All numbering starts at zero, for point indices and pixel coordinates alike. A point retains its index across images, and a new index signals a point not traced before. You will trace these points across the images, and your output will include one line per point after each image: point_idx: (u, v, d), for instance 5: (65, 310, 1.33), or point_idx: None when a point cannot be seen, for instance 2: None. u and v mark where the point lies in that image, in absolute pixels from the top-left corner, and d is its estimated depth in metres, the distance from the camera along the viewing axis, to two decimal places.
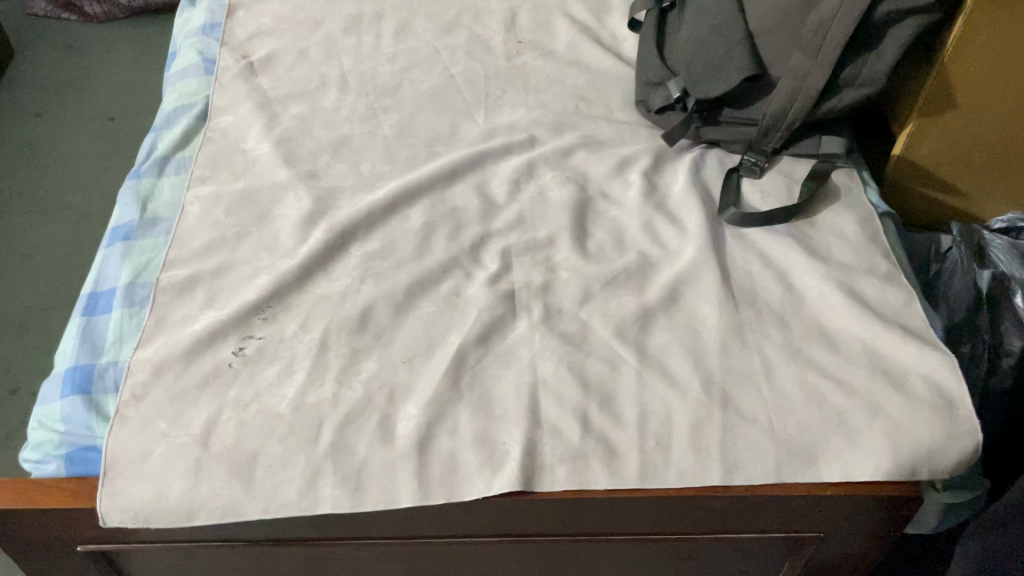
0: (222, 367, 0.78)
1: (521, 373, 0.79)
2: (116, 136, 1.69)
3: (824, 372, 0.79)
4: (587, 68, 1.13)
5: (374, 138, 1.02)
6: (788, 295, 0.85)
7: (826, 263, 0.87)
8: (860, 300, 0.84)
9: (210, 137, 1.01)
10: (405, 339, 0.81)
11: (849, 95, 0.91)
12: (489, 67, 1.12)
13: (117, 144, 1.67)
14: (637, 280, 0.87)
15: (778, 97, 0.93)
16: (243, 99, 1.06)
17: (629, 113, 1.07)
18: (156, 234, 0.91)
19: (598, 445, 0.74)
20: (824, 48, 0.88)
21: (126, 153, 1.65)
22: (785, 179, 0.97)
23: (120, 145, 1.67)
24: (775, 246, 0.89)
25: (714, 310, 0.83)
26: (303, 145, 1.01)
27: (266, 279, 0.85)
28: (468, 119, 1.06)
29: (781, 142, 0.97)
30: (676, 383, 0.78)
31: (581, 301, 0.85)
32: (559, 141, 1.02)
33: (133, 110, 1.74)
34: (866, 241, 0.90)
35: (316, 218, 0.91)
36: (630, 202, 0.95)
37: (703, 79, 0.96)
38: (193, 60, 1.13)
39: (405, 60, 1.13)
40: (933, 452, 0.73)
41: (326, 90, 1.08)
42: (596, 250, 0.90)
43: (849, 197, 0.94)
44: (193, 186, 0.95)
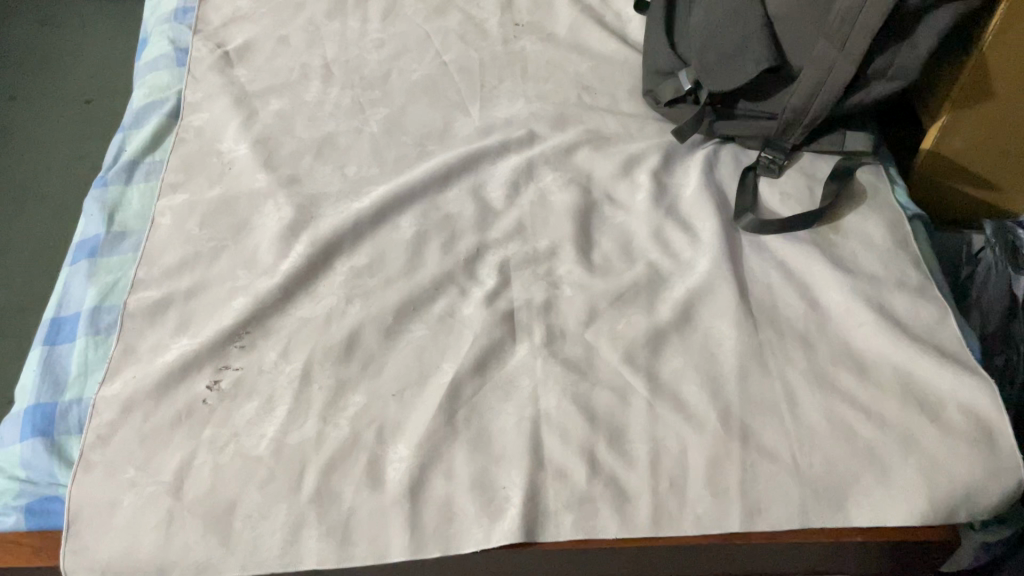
0: (196, 403, 0.72)
1: (521, 406, 0.72)
2: (93, 120, 1.60)
3: (852, 401, 0.72)
4: (591, 54, 1.04)
5: (360, 135, 0.95)
6: (811, 311, 0.78)
7: (853, 276, 0.80)
8: (890, 317, 0.77)
9: (183, 137, 0.93)
10: (395, 367, 0.75)
11: (877, 88, 0.83)
12: (485, 53, 1.04)
13: (94, 129, 1.58)
14: (646, 295, 0.80)
15: (800, 90, 0.85)
16: (219, 93, 0.98)
17: (635, 104, 0.99)
18: (124, 250, 0.84)
19: (607, 488, 0.68)
20: (851, 39, 0.80)
21: (105, 139, 1.57)
22: (806, 178, 0.89)
23: (98, 131, 1.58)
24: (796, 256, 0.82)
25: (732, 331, 0.76)
26: (283, 145, 0.93)
27: (243, 302, 0.78)
28: (462, 113, 0.98)
29: (802, 137, 0.89)
30: (691, 416, 0.71)
31: (586, 322, 0.78)
32: (560, 137, 0.94)
33: (112, 91, 1.65)
34: (896, 248, 0.82)
35: (298, 229, 0.84)
36: (638, 206, 0.87)
37: (717, 70, 0.88)
38: (164, 49, 1.04)
39: (394, 46, 1.05)
40: (973, 491, 0.67)
41: (308, 82, 1.00)
42: (602, 262, 0.83)
43: (876, 198, 0.87)
44: (164, 195, 0.88)
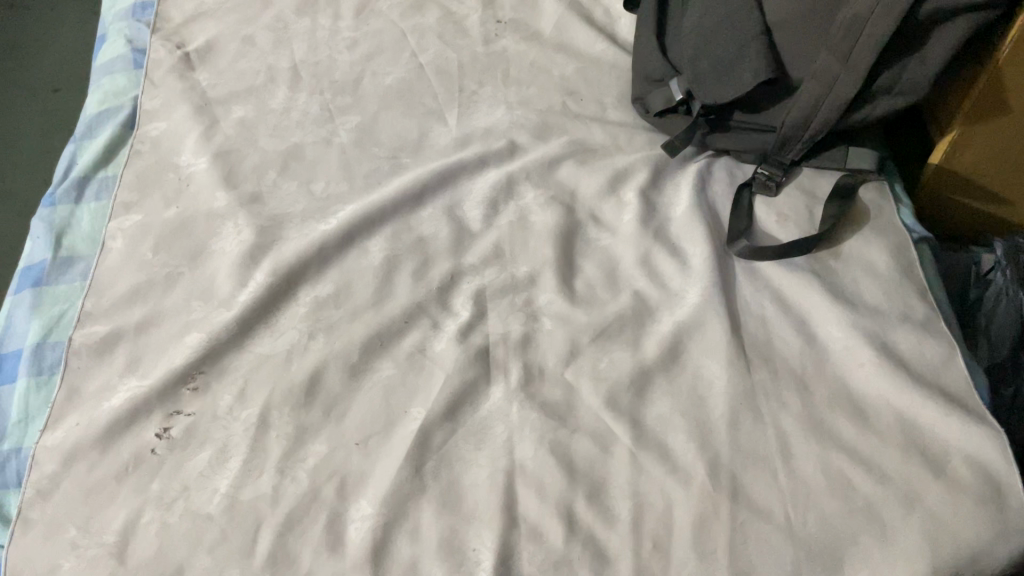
0: (144, 454, 0.67)
1: (495, 456, 0.67)
2: (61, 111, 1.53)
3: (850, 453, 0.67)
4: (577, 55, 0.97)
5: (329, 147, 0.88)
6: (808, 348, 0.73)
7: (854, 309, 0.74)
8: (893, 356, 0.71)
9: (138, 150, 0.87)
10: (360, 412, 0.69)
11: (883, 103, 0.77)
12: (464, 54, 0.97)
13: (62, 120, 1.52)
14: (632, 329, 0.74)
15: (800, 104, 0.78)
16: (178, 100, 0.91)
17: (624, 112, 0.92)
18: (72, 278, 0.78)
19: (586, 550, 0.63)
20: (856, 51, 0.73)
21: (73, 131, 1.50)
22: (805, 198, 0.83)
23: (66, 122, 1.51)
24: (793, 286, 0.76)
25: (723, 371, 0.71)
26: (246, 158, 0.87)
27: (197, 338, 0.72)
28: (438, 121, 0.91)
29: (801, 153, 0.82)
30: (677, 469, 0.66)
31: (566, 360, 0.72)
32: (543, 149, 0.88)
33: (81, 79, 1.58)
34: (900, 277, 0.77)
35: (259, 255, 0.78)
36: (625, 228, 0.81)
37: (711, 81, 0.81)
38: (121, 50, 0.97)
39: (367, 46, 0.98)
40: (979, 554, 0.62)
41: (274, 87, 0.93)
42: (585, 291, 0.78)
43: (879, 220, 0.81)
44: (116, 215, 0.82)
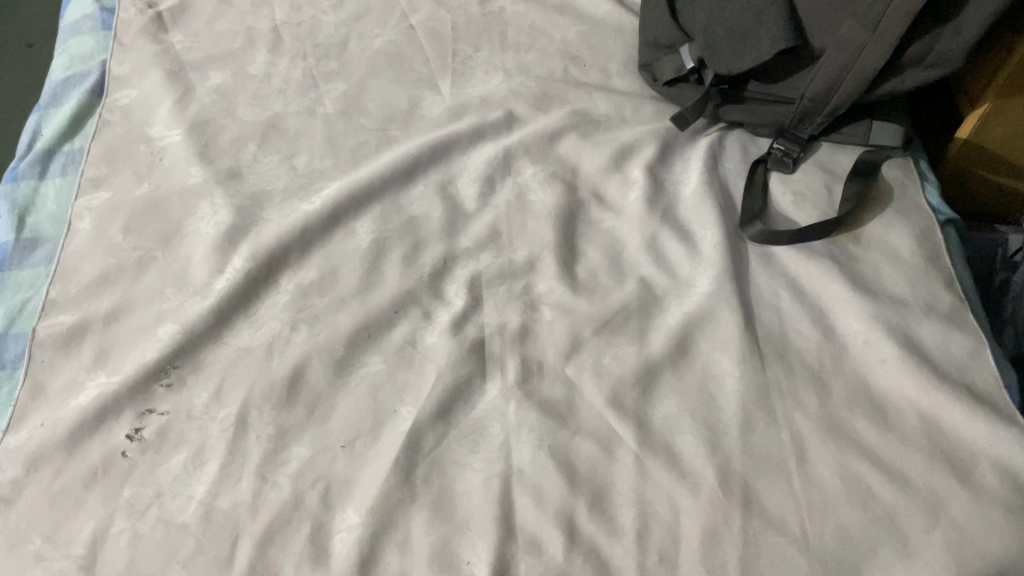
0: (114, 457, 0.62)
1: (490, 461, 0.62)
2: (35, 69, 1.45)
3: (870, 457, 0.62)
4: (580, 16, 0.91)
5: (313, 118, 0.82)
6: (826, 342, 0.68)
7: (876, 299, 0.69)
8: (917, 352, 0.66)
9: (107, 120, 0.81)
10: (346, 411, 0.65)
11: (912, 77, 0.70)
12: (458, 15, 0.90)
13: (36, 79, 1.44)
14: (638, 321, 0.69)
15: (821, 76, 0.72)
16: (150, 65, 0.84)
17: (630, 79, 0.86)
18: (36, 262, 0.73)
19: (587, 563, 0.58)
20: (885, 20, 0.67)
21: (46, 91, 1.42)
22: (824, 175, 0.77)
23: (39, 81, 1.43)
24: (810, 273, 0.71)
25: (735, 368, 0.66)
26: (223, 130, 0.80)
27: (170, 330, 0.67)
28: (431, 89, 0.85)
29: (821, 128, 0.77)
30: (685, 474, 0.62)
31: (567, 354, 0.68)
32: (543, 121, 0.82)
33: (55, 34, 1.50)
34: (925, 264, 0.72)
35: (237, 237, 0.73)
36: (630, 209, 0.76)
37: (725, 49, 0.75)
38: (87, 9, 0.90)
39: (354, 7, 0.91)
40: (1008, 569, 0.58)
41: (253, 51, 0.87)
42: (588, 277, 0.72)
43: (903, 201, 0.75)
44: (84, 193, 0.76)
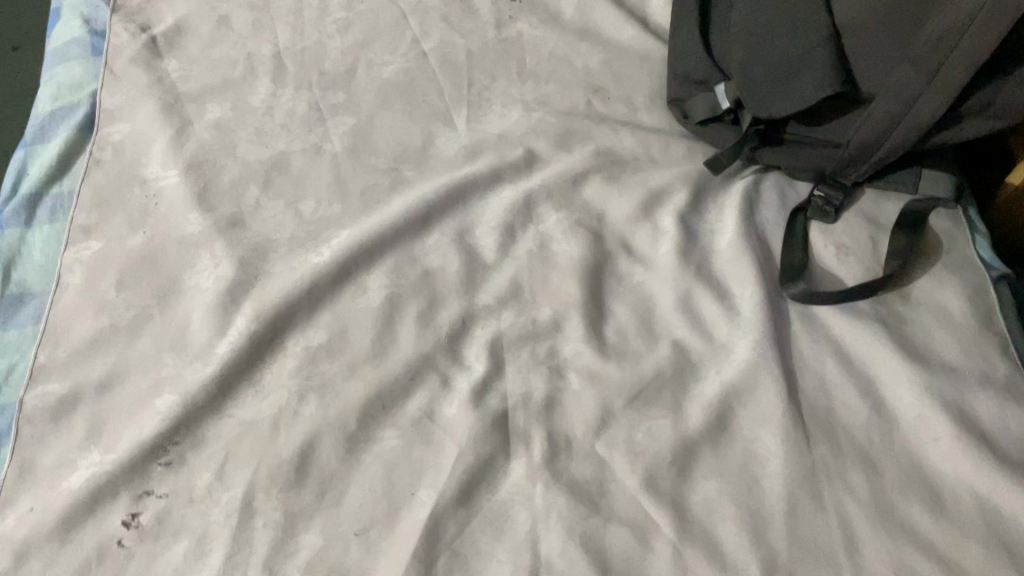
0: (109, 546, 0.57)
1: (517, 551, 0.58)
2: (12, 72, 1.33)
3: (926, 549, 0.58)
4: (604, 42, 0.84)
5: (319, 157, 0.76)
6: (875, 417, 0.63)
7: (927, 367, 0.64)
8: (974, 429, 0.62)
9: (98, 159, 0.75)
10: (360, 494, 0.60)
11: (970, 127, 0.65)
12: (473, 39, 0.84)
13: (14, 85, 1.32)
14: (672, 390, 0.64)
15: (870, 122, 0.67)
16: (144, 96, 0.79)
17: (657, 114, 0.81)
18: (22, 321, 0.67)
19: None
20: (946, 68, 0.62)
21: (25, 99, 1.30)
22: (868, 226, 0.72)
23: (17, 87, 1.31)
24: (855, 337, 0.67)
25: (779, 447, 0.61)
26: (223, 170, 0.75)
27: (169, 401, 0.62)
28: (445, 124, 0.79)
29: (865, 175, 0.72)
30: (728, 568, 0.57)
31: (597, 429, 0.63)
32: (566, 161, 0.77)
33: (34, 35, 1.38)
34: (979, 327, 0.67)
35: (240, 294, 0.68)
36: (662, 262, 0.71)
37: (765, 90, 0.69)
38: (76, 32, 0.84)
39: (361, 30, 0.85)
40: None
41: (254, 80, 0.81)
42: (617, 339, 0.68)
43: (953, 255, 0.70)
44: (73, 243, 0.70)
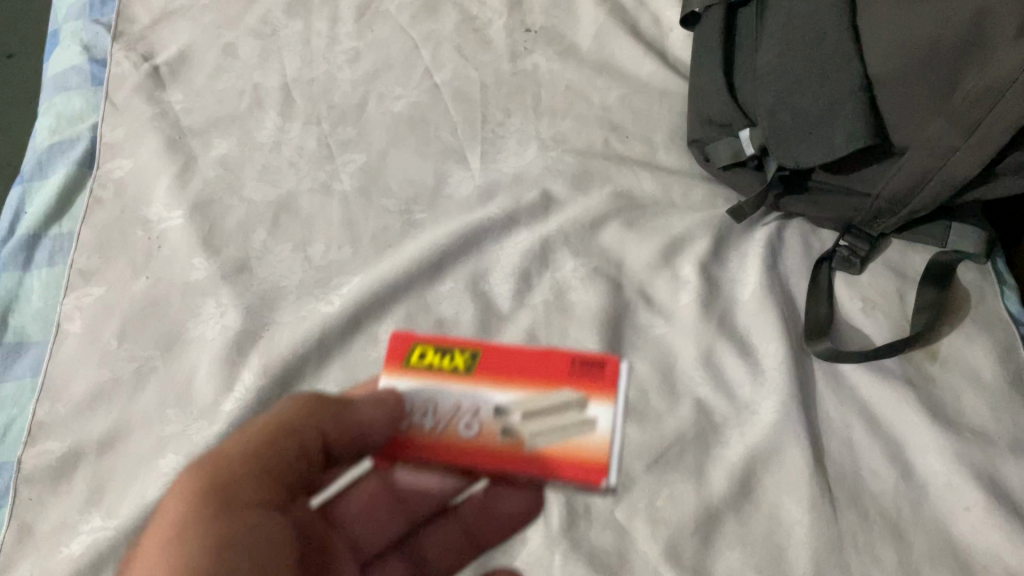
0: None
1: None
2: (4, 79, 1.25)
3: None
4: (622, 76, 0.82)
5: (328, 198, 0.74)
6: (903, 484, 0.61)
7: (957, 432, 0.62)
8: (1006, 500, 0.59)
9: (99, 197, 0.72)
10: None
11: (1005, 185, 0.63)
12: (488, 72, 0.82)
13: (7, 93, 1.24)
14: (694, 454, 0.62)
15: (903, 176, 0.64)
16: (146, 130, 0.76)
17: (677, 155, 0.78)
18: (21, 373, 0.66)
19: None
20: (984, 127, 0.59)
21: (19, 107, 1.23)
22: (895, 278, 0.70)
23: (8, 96, 1.24)
24: (882, 398, 0.65)
25: (804, 517, 0.59)
26: (229, 211, 0.72)
27: (174, 462, 0.60)
28: (459, 162, 0.77)
29: (894, 227, 0.69)
30: None
31: (616, 494, 0.61)
32: (583, 204, 0.74)
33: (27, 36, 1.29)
34: (1010, 388, 0.64)
35: (248, 345, 0.65)
36: (683, 315, 0.69)
37: (793, 139, 0.67)
38: (75, 60, 0.81)
39: (371, 61, 0.82)
40: None
41: (260, 114, 0.78)
42: (637, 397, 0.65)
43: (982, 310, 0.68)
44: (74, 288, 0.68)
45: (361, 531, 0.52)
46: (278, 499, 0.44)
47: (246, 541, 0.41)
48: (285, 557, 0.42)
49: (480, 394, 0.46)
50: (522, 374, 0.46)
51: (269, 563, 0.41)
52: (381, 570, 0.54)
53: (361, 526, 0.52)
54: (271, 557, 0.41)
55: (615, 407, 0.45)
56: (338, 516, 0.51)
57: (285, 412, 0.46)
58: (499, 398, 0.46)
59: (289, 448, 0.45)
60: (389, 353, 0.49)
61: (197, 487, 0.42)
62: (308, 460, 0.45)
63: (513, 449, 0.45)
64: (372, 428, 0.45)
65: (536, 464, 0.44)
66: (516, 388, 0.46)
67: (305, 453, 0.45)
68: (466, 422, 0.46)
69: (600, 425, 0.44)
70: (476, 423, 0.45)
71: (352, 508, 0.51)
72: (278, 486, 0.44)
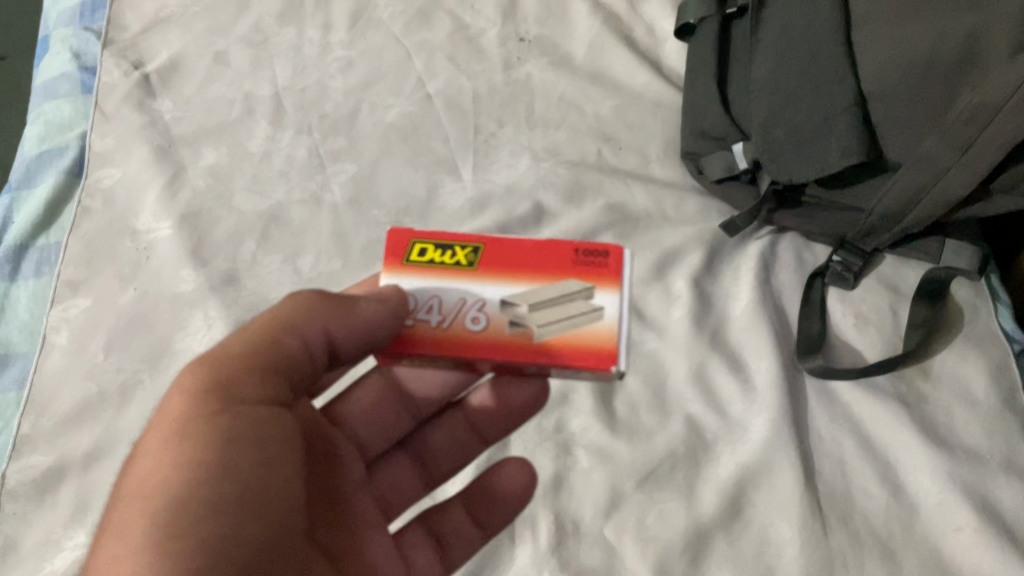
0: None
1: None
2: None
3: None
4: (616, 87, 0.81)
5: (319, 209, 0.73)
6: (895, 503, 0.61)
7: (948, 451, 0.62)
8: (997, 521, 0.59)
9: (87, 207, 0.72)
10: None
11: (999, 204, 0.63)
12: (481, 82, 0.81)
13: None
14: (685, 471, 0.62)
15: (895, 194, 0.64)
16: (136, 139, 0.75)
17: (671, 167, 0.78)
18: (6, 385, 0.65)
19: None
20: (977, 146, 0.59)
21: (10, 110, 1.22)
22: (888, 294, 0.70)
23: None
24: (874, 415, 0.64)
25: (795, 536, 0.59)
26: (218, 222, 0.72)
27: None
28: (451, 174, 0.76)
29: (887, 242, 0.69)
30: None
31: (606, 511, 0.61)
32: (576, 217, 0.74)
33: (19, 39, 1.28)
34: (1003, 406, 0.64)
35: None
36: (675, 329, 0.68)
37: (786, 154, 0.66)
38: (64, 68, 0.80)
39: (364, 70, 0.81)
40: None
41: (251, 123, 0.77)
42: (627, 412, 0.65)
43: (975, 327, 0.68)
44: (61, 299, 0.68)
45: (371, 429, 0.56)
46: (282, 396, 0.43)
47: (244, 438, 0.40)
48: (285, 456, 0.42)
49: (486, 289, 0.49)
50: (527, 267, 0.49)
51: (269, 462, 0.41)
52: (388, 466, 0.57)
53: (366, 428, 0.55)
54: (271, 450, 0.41)
55: (621, 294, 0.48)
56: (342, 415, 0.55)
57: (288, 308, 0.45)
58: (505, 292, 0.49)
59: (291, 345, 0.44)
60: (389, 252, 0.51)
61: (203, 381, 0.41)
62: (309, 359, 0.45)
63: (523, 340, 0.48)
64: (376, 326, 0.46)
65: (548, 356, 0.48)
66: (522, 280, 0.49)
67: (306, 349, 0.44)
68: (472, 317, 0.49)
69: (608, 313, 0.48)
70: (483, 317, 0.48)
71: (358, 408, 0.55)
72: (278, 378, 0.43)
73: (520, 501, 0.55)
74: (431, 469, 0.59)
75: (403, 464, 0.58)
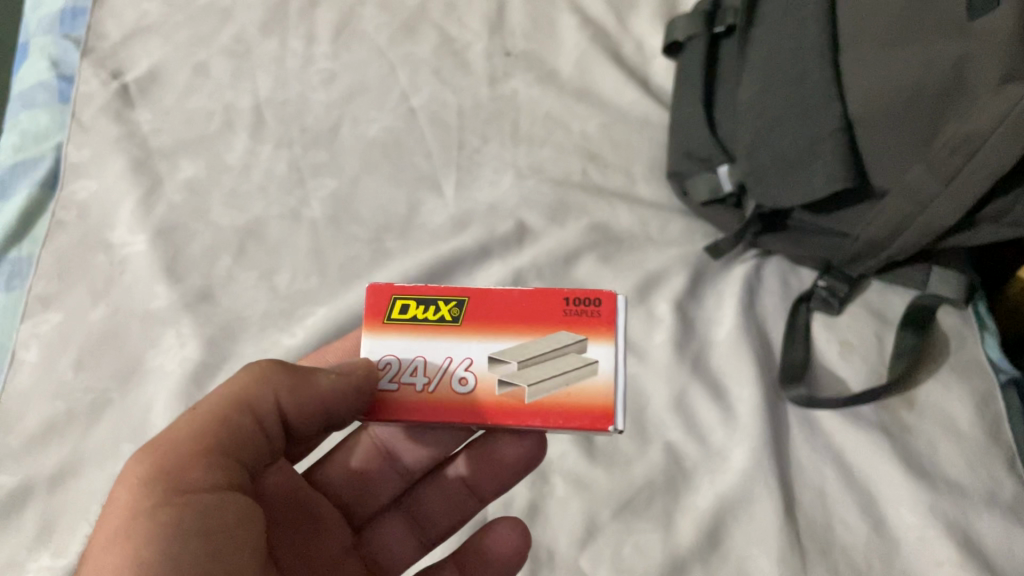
0: None
1: None
2: None
3: None
4: (603, 105, 0.80)
5: (297, 225, 0.72)
6: (875, 537, 0.59)
7: (931, 484, 0.61)
8: (979, 557, 0.58)
9: (61, 219, 0.71)
10: None
11: (985, 232, 0.61)
12: (465, 97, 0.80)
13: None
14: (662, 501, 0.61)
15: (880, 222, 0.63)
16: (113, 151, 0.74)
17: (656, 187, 0.77)
18: None
19: None
20: (961, 176, 0.57)
21: None
22: (874, 321, 0.69)
23: None
24: (856, 446, 0.63)
25: (773, 570, 0.58)
26: (193, 237, 0.70)
27: None
28: (432, 191, 0.75)
29: (872, 269, 0.68)
30: None
31: (581, 541, 0.59)
32: (558, 236, 0.73)
33: None
34: (987, 438, 0.63)
35: (207, 378, 0.63)
36: (656, 354, 0.67)
37: (771, 178, 0.66)
38: (41, 77, 0.78)
39: (347, 83, 0.80)
40: None
41: (230, 136, 0.76)
42: (606, 439, 0.64)
43: (960, 356, 0.67)
44: (31, 314, 0.66)
45: (355, 491, 0.56)
46: (235, 477, 0.43)
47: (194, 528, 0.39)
48: (245, 541, 0.41)
49: (473, 346, 0.48)
50: (517, 322, 0.48)
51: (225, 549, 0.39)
52: (381, 528, 0.56)
53: (350, 490, 0.55)
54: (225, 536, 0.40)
55: (615, 345, 0.47)
56: (322, 479, 0.55)
57: (236, 384, 0.44)
58: (493, 349, 0.47)
59: (242, 424, 0.44)
60: (370, 309, 0.49)
61: (148, 474, 0.40)
62: (263, 435, 0.45)
63: (514, 400, 0.47)
64: (336, 401, 0.45)
65: (540, 417, 0.46)
66: (512, 335, 0.47)
67: (257, 424, 0.44)
68: (459, 378, 0.47)
69: (603, 366, 0.47)
70: (471, 377, 0.47)
71: (338, 473, 0.55)
72: (229, 458, 0.43)
73: (516, 562, 0.53)
74: (427, 528, 0.57)
75: (397, 526, 0.56)
